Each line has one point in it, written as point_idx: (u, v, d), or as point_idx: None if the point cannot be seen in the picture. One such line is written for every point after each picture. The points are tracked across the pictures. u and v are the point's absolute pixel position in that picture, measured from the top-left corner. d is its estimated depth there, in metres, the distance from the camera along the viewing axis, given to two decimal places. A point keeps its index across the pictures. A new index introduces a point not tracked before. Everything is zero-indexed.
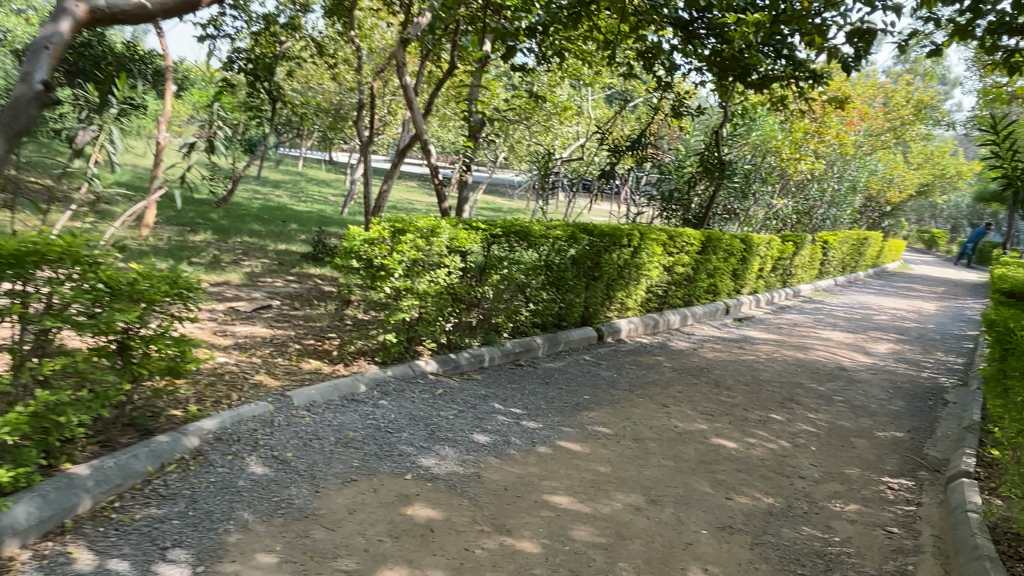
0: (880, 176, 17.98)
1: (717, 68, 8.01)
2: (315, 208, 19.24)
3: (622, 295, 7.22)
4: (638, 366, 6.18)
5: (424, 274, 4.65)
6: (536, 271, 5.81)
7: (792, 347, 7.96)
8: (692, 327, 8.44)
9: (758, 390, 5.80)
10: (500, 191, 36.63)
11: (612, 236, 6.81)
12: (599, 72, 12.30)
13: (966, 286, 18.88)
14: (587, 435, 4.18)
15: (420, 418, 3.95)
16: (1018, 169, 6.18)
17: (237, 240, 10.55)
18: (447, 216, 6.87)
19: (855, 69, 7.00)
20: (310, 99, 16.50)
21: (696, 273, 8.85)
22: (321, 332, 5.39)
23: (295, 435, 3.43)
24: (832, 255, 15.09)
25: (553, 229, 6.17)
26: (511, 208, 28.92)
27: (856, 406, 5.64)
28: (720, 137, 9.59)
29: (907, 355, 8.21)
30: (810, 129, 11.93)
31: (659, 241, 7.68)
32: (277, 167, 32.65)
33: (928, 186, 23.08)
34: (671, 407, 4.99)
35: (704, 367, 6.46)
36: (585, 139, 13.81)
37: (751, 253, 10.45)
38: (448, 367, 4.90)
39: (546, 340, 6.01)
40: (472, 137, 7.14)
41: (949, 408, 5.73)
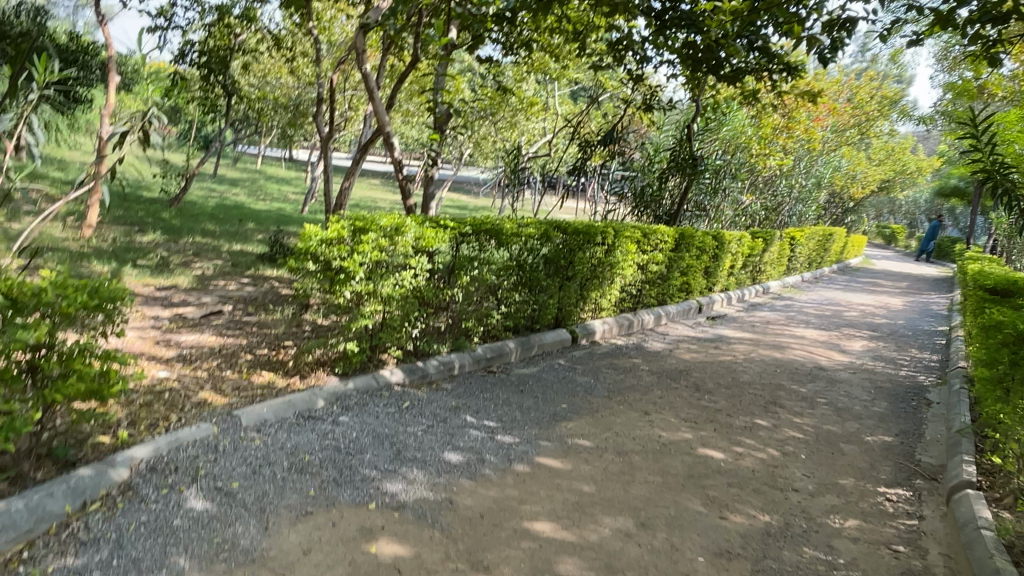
0: (844, 172, 18.10)
1: (690, 59, 7.80)
2: (274, 206, 18.63)
3: (596, 295, 6.95)
4: (615, 370, 5.89)
5: (388, 276, 4.27)
6: (507, 271, 5.47)
7: (768, 346, 7.79)
8: (666, 327, 8.22)
9: (740, 393, 5.57)
10: (465, 189, 36.20)
11: (586, 233, 6.51)
12: (566, 66, 12.01)
13: (928, 281, 19.12)
14: (567, 449, 3.86)
15: (385, 436, 3.59)
16: (996, 161, 6.12)
17: (188, 240, 10.00)
18: (413, 213, 6.50)
19: (832, 61, 6.85)
20: (268, 94, 15.90)
21: (669, 272, 8.63)
22: (277, 340, 4.98)
23: (242, 461, 3.05)
24: (799, 251, 15.08)
25: (525, 226, 5.85)
26: (477, 206, 28.59)
27: (841, 408, 5.44)
28: (691, 132, 9.39)
29: (883, 352, 8.11)
30: (779, 124, 11.85)
31: (633, 238, 7.43)
32: (234, 165, 31.68)
33: (889, 182, 23.41)
34: (653, 414, 4.71)
35: (683, 369, 6.21)
36: (552, 135, 13.54)
37: (723, 250, 10.29)
38: (415, 377, 4.54)
39: (519, 344, 5.69)
40: (439, 130, 6.77)
41: (934, 409, 5.57)
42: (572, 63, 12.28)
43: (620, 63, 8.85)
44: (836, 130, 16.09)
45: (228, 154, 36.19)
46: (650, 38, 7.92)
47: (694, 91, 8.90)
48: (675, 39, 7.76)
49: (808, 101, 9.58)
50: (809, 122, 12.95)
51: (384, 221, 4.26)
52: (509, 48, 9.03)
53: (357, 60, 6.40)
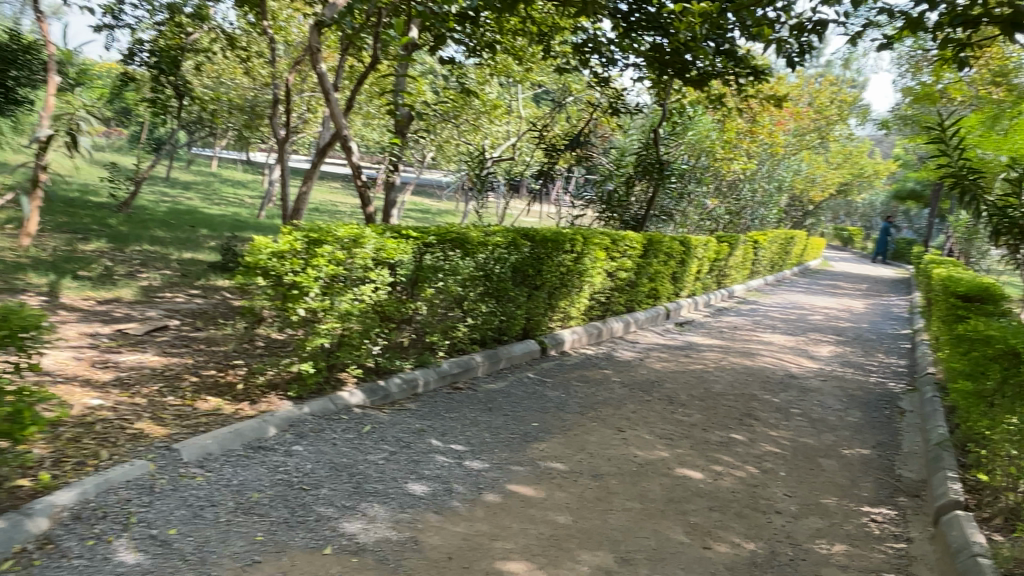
0: (804, 175, 18.30)
1: (657, 63, 7.68)
2: (230, 211, 18.05)
3: (565, 304, 6.75)
4: (586, 383, 5.68)
5: (347, 291, 3.99)
6: (473, 282, 5.22)
7: (737, 353, 7.68)
8: (635, 335, 8.06)
9: (714, 406, 5.41)
10: (427, 193, 35.81)
11: (555, 241, 6.30)
12: (530, 69, 11.82)
13: (887, 283, 19.44)
14: (539, 474, 3.62)
15: (344, 466, 3.32)
16: (964, 167, 6.13)
17: (135, 248, 9.50)
18: (374, 222, 6.20)
19: (800, 65, 6.79)
20: (222, 95, 15.37)
21: (637, 278, 8.48)
22: (226, 360, 4.64)
23: (182, 503, 2.75)
24: (762, 254, 15.16)
25: (492, 235, 5.62)
26: (439, 210, 28.28)
27: (816, 420, 5.32)
28: (658, 136, 9.29)
29: (851, 358, 8.08)
30: (743, 128, 11.84)
31: (601, 245, 7.25)
32: (188, 168, 30.77)
33: (847, 184, 23.86)
34: (628, 432, 4.50)
35: (655, 381, 6.03)
36: (516, 138, 13.33)
37: (690, 255, 10.21)
38: (377, 398, 4.27)
39: (486, 358, 5.45)
40: (400, 134, 6.49)
41: (908, 419, 5.49)
42: (536, 65, 12.09)
43: (585, 65, 8.68)
44: (797, 134, 16.24)
45: (182, 157, 35.16)
46: (617, 41, 7.77)
47: (660, 94, 8.78)
48: (642, 41, 7.63)
49: (774, 106, 9.56)
50: (773, 126, 13.00)
51: (342, 232, 3.97)
52: (472, 49, 8.79)
53: (313, 60, 6.07)
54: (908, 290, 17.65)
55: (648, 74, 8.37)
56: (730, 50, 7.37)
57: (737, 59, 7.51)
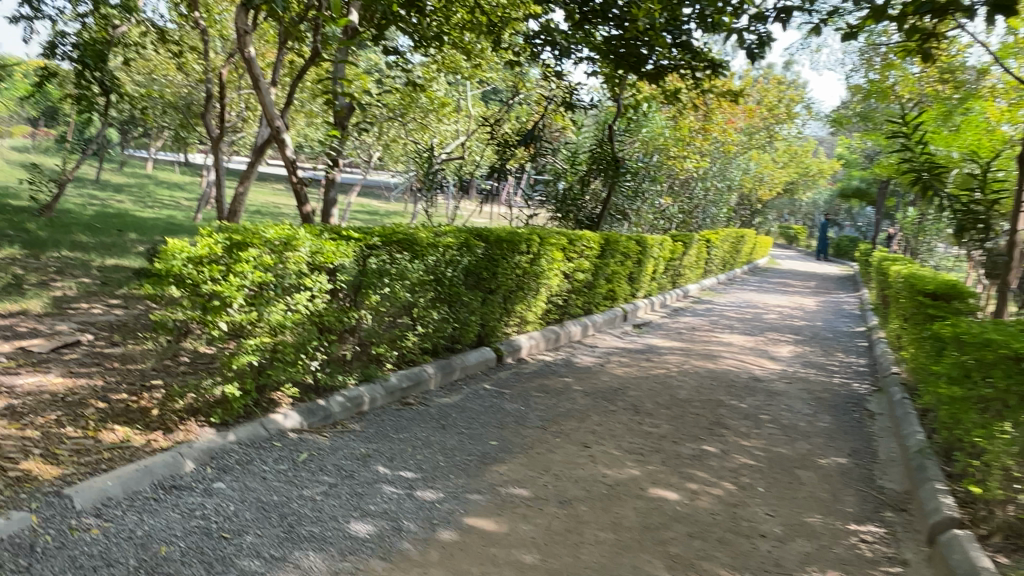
0: (753, 174, 18.42)
1: (613, 55, 7.39)
2: (163, 214, 17.11)
3: (521, 308, 6.37)
4: (545, 393, 5.30)
5: (278, 301, 3.51)
6: (422, 287, 4.78)
7: (699, 355, 7.43)
8: (594, 338, 7.75)
9: (681, 414, 5.10)
10: (375, 194, 35.04)
11: (510, 242, 5.92)
12: (480, 64, 11.42)
13: (834, 281, 19.71)
14: (500, 504, 3.22)
15: (274, 506, 2.86)
16: (926, 160, 6.02)
17: (52, 255, 8.72)
18: (312, 223, 5.70)
19: (759, 57, 6.58)
20: (153, 91, 14.47)
21: (595, 279, 8.18)
22: (142, 380, 4.09)
23: (69, 565, 2.26)
24: (714, 253, 15.11)
25: (444, 235, 5.20)
26: (388, 211, 27.63)
27: (787, 426, 5.07)
28: (613, 132, 9.02)
29: (811, 358, 7.93)
30: (696, 125, 11.70)
31: (558, 245, 6.90)
32: (120, 169, 29.29)
33: (792, 183, 24.25)
34: (594, 448, 4.14)
35: (618, 388, 5.70)
36: (466, 137, 12.91)
37: (646, 255, 9.96)
38: (316, 420, 3.81)
39: (438, 369, 5.03)
40: (340, 127, 6.00)
41: (879, 422, 5.29)
42: (486, 61, 11.70)
43: (537, 58, 8.34)
44: (747, 133, 16.28)
45: (114, 158, 33.51)
46: (570, 33, 7.47)
47: (614, 89, 8.49)
48: (598, 33, 7.34)
49: (729, 101, 9.41)
50: (725, 124, 12.92)
51: (271, 232, 3.49)
52: (418, 40, 8.35)
53: (241, 45, 5.53)
54: (855, 286, 17.90)
55: (603, 69, 8.10)
56: (687, 43, 7.14)
57: (694, 52, 7.28)
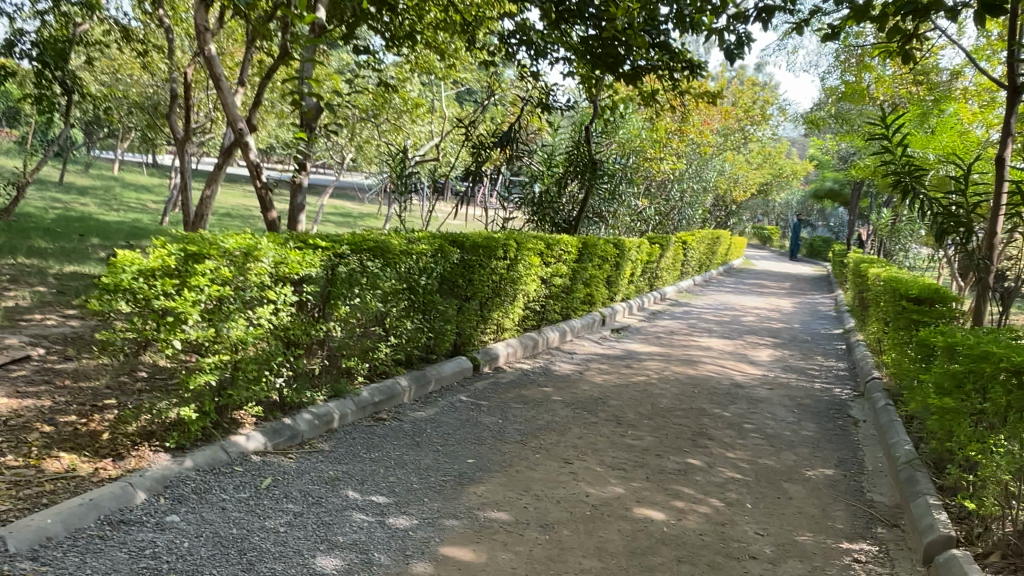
0: (728, 175, 18.45)
1: (589, 55, 7.26)
2: (128, 217, 16.62)
3: (499, 315, 6.18)
4: (524, 404, 5.12)
5: (240, 315, 3.28)
6: (395, 296, 4.58)
7: (679, 361, 7.31)
8: (572, 344, 7.60)
9: (664, 425, 4.95)
10: (349, 196, 34.63)
11: (486, 248, 5.74)
12: (454, 64, 11.22)
13: (808, 282, 19.84)
14: (478, 530, 3.03)
15: (233, 541, 2.64)
16: (906, 163, 5.98)
17: (7, 261, 8.34)
18: (279, 230, 5.44)
19: (738, 57, 6.48)
20: (116, 91, 14.03)
21: (573, 284, 8.03)
22: (94, 400, 3.83)
23: None
24: (691, 255, 15.07)
25: (418, 242, 5.00)
26: (362, 213, 27.25)
27: (771, 436, 4.95)
28: (590, 134, 8.88)
29: (791, 362, 7.85)
30: (673, 127, 11.62)
31: (535, 250, 6.73)
32: (84, 171, 28.54)
33: (766, 184, 24.43)
34: (576, 464, 3.97)
35: (598, 398, 5.54)
36: (440, 138, 12.73)
37: (624, 258, 9.84)
38: (282, 441, 3.59)
39: (412, 381, 4.83)
40: (308, 130, 5.76)
41: (863, 430, 5.20)
42: (461, 61, 11.50)
43: (512, 58, 8.18)
44: (723, 134, 16.27)
45: (79, 159, 32.66)
46: (545, 32, 7.31)
47: (591, 90, 8.36)
48: (575, 33, 7.19)
49: (707, 103, 9.33)
50: (701, 126, 12.88)
51: (230, 242, 3.26)
52: (390, 39, 8.14)
53: (201, 43, 5.27)
54: (830, 287, 18.01)
55: (580, 70, 7.96)
56: (665, 43, 7.01)
57: (672, 52, 7.16)
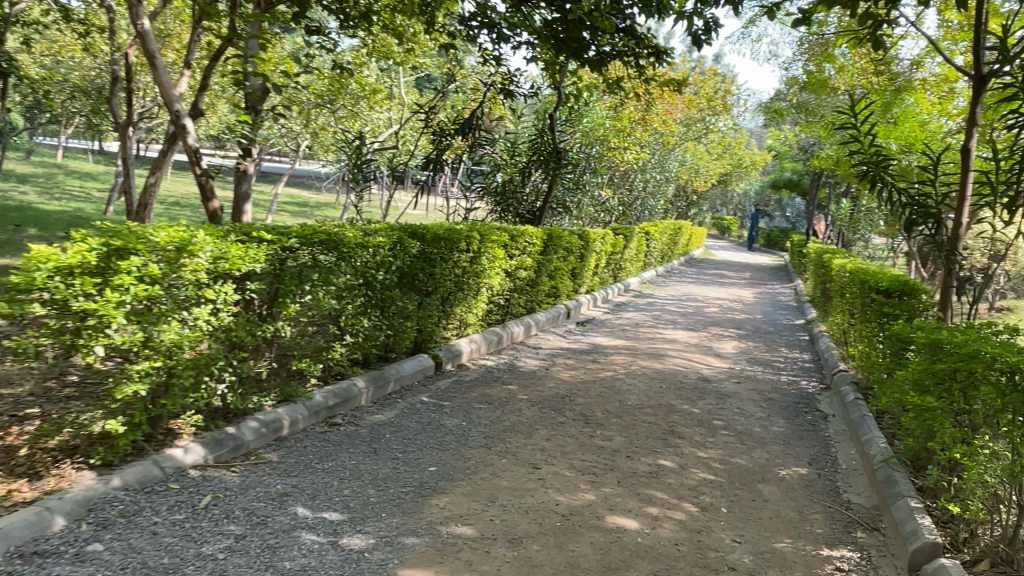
0: (690, 166, 18.46)
1: (552, 39, 7.03)
2: (70, 206, 15.83)
3: (462, 309, 5.94)
4: (488, 404, 4.88)
5: (173, 317, 2.97)
6: (350, 293, 4.29)
7: (645, 355, 7.16)
8: (537, 339, 7.39)
9: (633, 424, 4.77)
10: (305, 184, 33.83)
11: (449, 240, 5.47)
12: (413, 48, 10.84)
13: (767, 272, 20.04)
14: (440, 548, 2.79)
15: (164, 572, 2.35)
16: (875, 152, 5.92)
17: None
18: (221, 222, 5.13)
19: (706, 43, 6.30)
20: (54, 74, 13.27)
21: (538, 277, 7.82)
22: (13, 409, 3.46)
23: None
24: (653, 246, 15.02)
25: (376, 234, 4.71)
26: (319, 203, 26.61)
27: (742, 433, 4.81)
28: (554, 122, 8.65)
29: (756, 354, 7.78)
30: (637, 116, 11.47)
31: (499, 242, 6.48)
32: (25, 159, 27.25)
33: (726, 174, 24.60)
34: (544, 469, 3.75)
35: (565, 395, 5.33)
36: (399, 126, 12.36)
37: (589, 249, 9.67)
38: (224, 452, 3.29)
39: (370, 382, 4.56)
40: (253, 113, 5.40)
41: (834, 425, 5.10)
42: (420, 45, 11.14)
43: (473, 41, 7.88)
44: (684, 124, 16.22)
45: (19, 145, 31.17)
46: (506, 13, 7.04)
47: (555, 77, 8.13)
48: (538, 16, 6.95)
49: (672, 91, 9.19)
50: (665, 115, 12.78)
51: (162, 236, 2.94)
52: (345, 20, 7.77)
53: (134, 16, 4.85)
54: (789, 277, 18.19)
55: (544, 55, 7.71)
56: (630, 28, 6.81)
57: (637, 37, 6.96)
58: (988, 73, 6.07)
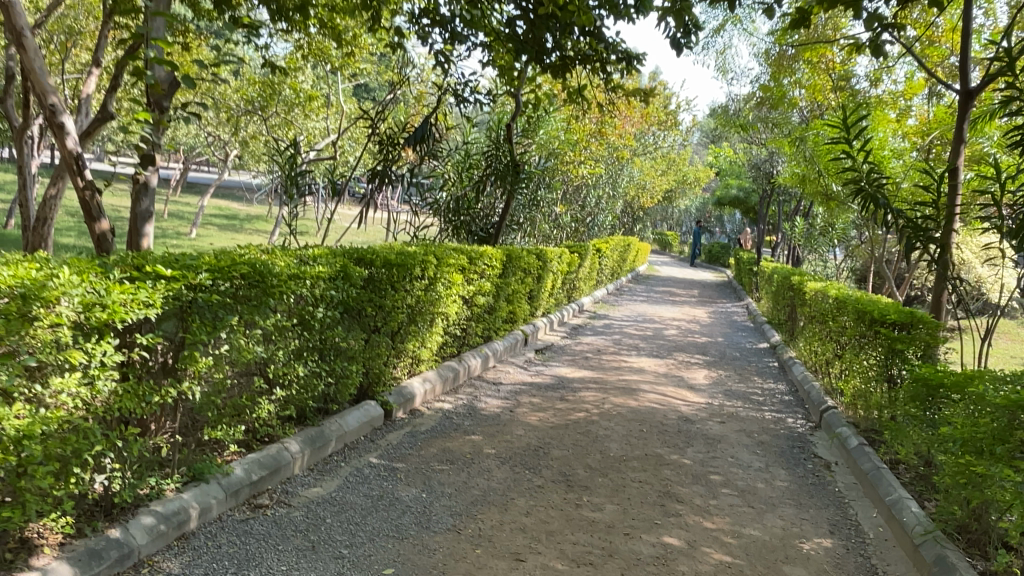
0: (638, 181, 18.12)
1: (515, 44, 6.43)
2: None
3: (414, 345, 5.12)
4: (450, 464, 4.08)
5: (18, 394, 2.12)
6: (282, 335, 3.46)
7: (616, 389, 6.48)
8: (495, 372, 6.62)
9: (622, 485, 4.05)
10: (235, 195, 32.22)
11: (402, 266, 4.67)
12: (354, 50, 10.01)
13: (713, 288, 19.93)
14: None
15: None
16: (867, 166, 5.76)
17: None
18: (109, 246, 4.43)
19: (686, 47, 5.71)
20: None
21: (496, 302, 7.07)
22: None
23: None
24: (605, 263, 14.50)
25: (317, 262, 3.88)
26: (250, 215, 25.14)
27: (745, 491, 4.17)
28: (511, 133, 7.98)
29: (730, 385, 7.21)
30: (594, 129, 10.93)
31: (456, 266, 5.71)
32: None
33: (670, 190, 24.57)
34: (529, 562, 2.98)
35: (538, 447, 4.57)
36: (338, 135, 11.47)
37: (546, 269, 8.99)
38: (103, 568, 2.40)
39: (305, 443, 3.72)
40: (157, 111, 4.57)
41: (840, 477, 4.52)
42: (361, 47, 10.33)
43: (423, 42, 7.13)
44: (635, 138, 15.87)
45: None
46: (462, 11, 6.37)
47: (513, 83, 7.44)
48: (500, 15, 6.30)
49: (634, 102, 8.68)
50: (620, 128, 12.31)
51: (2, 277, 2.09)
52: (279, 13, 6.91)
53: None
54: (736, 294, 18.00)
55: (501, 59, 7.05)
56: (597, 33, 6.24)
57: (605, 41, 6.34)
58: (976, 88, 5.98)
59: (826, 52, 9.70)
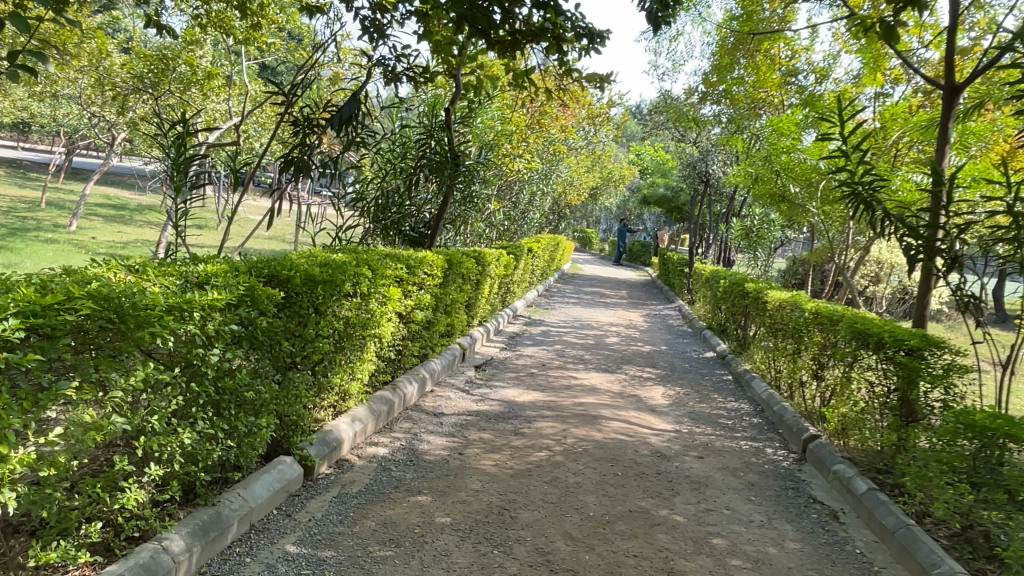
0: (568, 176, 17.49)
1: (454, 14, 5.46)
2: None
3: (343, 378, 4.09)
4: (396, 546, 3.10)
5: None
6: (158, 393, 2.42)
7: (574, 417, 5.64)
8: (433, 399, 5.65)
9: (614, 564, 3.19)
10: (127, 184, 29.42)
11: (329, 283, 3.67)
12: (261, 22, 8.72)
13: (640, 288, 19.63)
14: None
15: None
16: (860, 168, 5.20)
17: None
18: None
19: (664, 19, 4.89)
20: None
21: (434, 315, 6.11)
22: None
23: None
24: (536, 263, 13.73)
25: (212, 285, 2.81)
26: (142, 205, 22.86)
27: (761, 561, 3.41)
28: (450, 119, 7.03)
29: (693, 406, 6.51)
30: (531, 120, 10.08)
31: (393, 278, 4.73)
32: None
33: (595, 186, 24.20)
34: None
35: (501, 509, 3.66)
36: (243, 118, 10.10)
37: (484, 274, 8.09)
38: None
39: (195, 537, 2.66)
40: None
41: (856, 533, 3.86)
42: (271, 19, 9.05)
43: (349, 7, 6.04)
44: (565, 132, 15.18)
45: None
46: None
47: (452, 62, 6.49)
48: None
49: (581, 91, 7.91)
50: (558, 121, 11.53)
51: None
52: None
53: None
54: (666, 294, 17.67)
55: (439, 32, 6.07)
56: (554, 5, 5.36)
57: (563, 15, 5.48)
58: (962, 85, 5.57)
59: (775, 46, 9.27)
